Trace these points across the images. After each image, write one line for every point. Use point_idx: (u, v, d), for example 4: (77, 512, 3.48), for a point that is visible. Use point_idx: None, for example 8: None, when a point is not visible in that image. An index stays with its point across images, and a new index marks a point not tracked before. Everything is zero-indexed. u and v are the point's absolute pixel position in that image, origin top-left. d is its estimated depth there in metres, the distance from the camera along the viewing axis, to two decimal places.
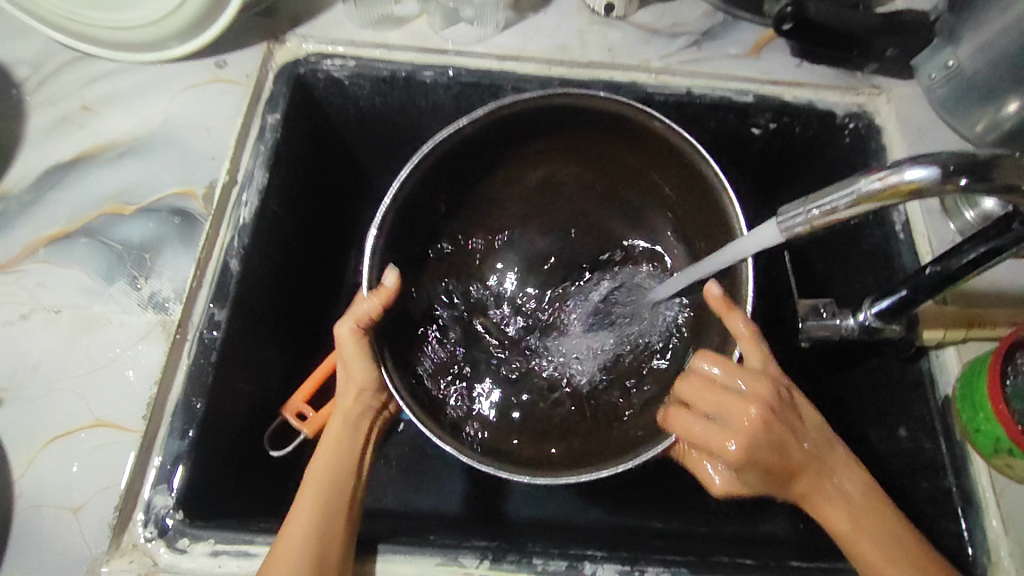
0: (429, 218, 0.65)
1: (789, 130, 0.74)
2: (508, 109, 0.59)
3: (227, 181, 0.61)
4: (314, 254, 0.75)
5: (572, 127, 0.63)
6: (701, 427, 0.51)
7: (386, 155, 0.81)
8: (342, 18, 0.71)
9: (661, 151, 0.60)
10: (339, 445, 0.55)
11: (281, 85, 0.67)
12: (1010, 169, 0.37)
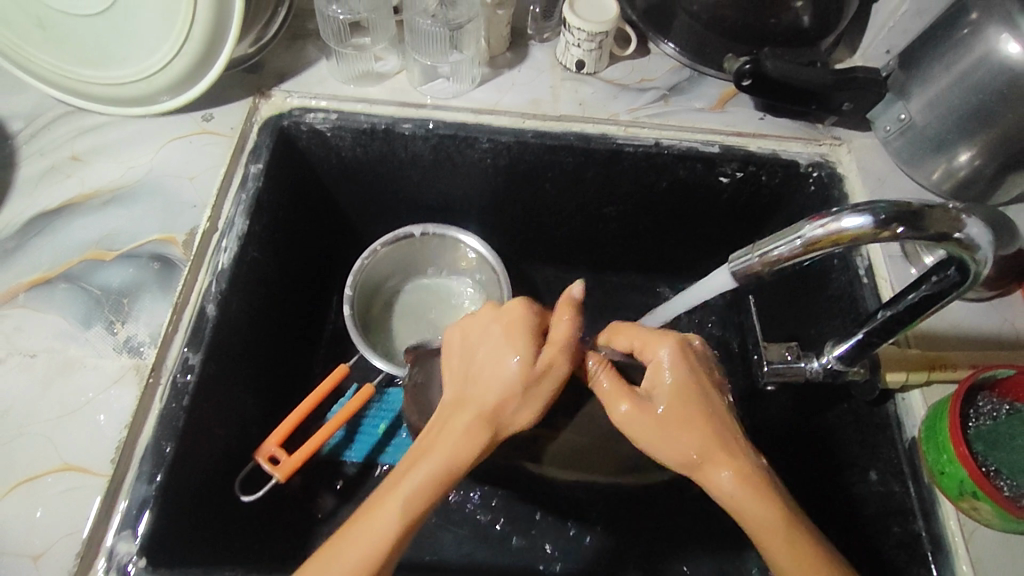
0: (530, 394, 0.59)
1: (756, 179, 0.77)
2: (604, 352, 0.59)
3: (208, 228, 0.63)
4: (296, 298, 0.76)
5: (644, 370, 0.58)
6: (642, 339, 0.54)
7: (368, 203, 0.84)
8: (326, 74, 0.75)
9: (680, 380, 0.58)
10: (439, 456, 0.48)
11: (265, 137, 0.71)
12: (939, 221, 0.40)
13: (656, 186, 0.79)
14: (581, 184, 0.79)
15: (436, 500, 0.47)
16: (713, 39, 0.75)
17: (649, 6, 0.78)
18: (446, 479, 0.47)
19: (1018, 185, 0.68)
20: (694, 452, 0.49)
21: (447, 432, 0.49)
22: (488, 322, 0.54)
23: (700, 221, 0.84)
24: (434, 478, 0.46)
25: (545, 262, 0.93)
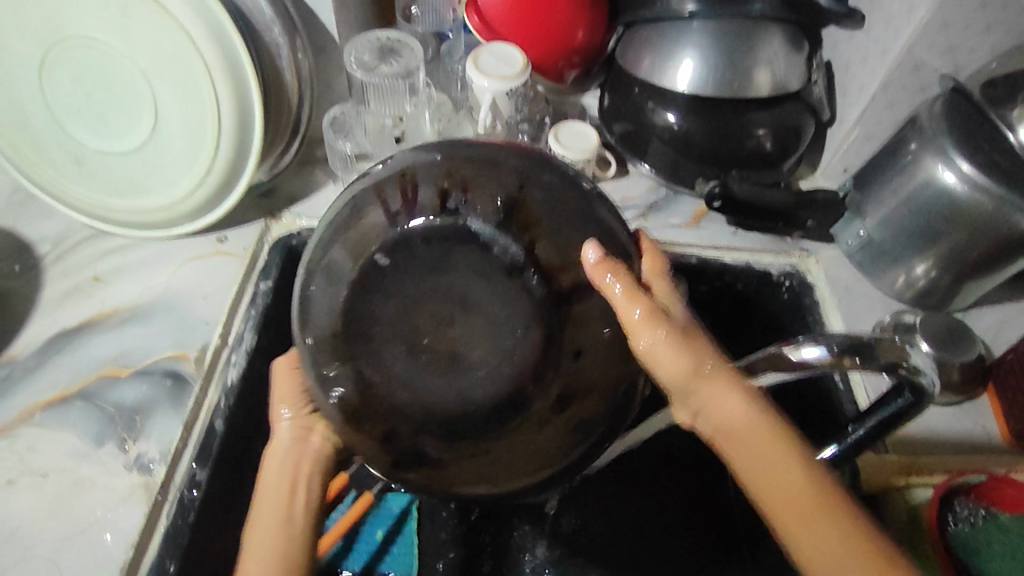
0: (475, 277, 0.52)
1: (731, 287, 0.84)
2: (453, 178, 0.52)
3: (219, 344, 0.67)
4: None
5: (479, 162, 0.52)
6: (641, 313, 0.49)
7: None
8: (333, 197, 0.81)
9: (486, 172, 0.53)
10: (265, 523, 0.57)
11: (275, 255, 0.77)
12: (888, 351, 0.46)
13: None
14: None
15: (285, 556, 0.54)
16: (685, 163, 0.83)
17: (625, 134, 0.86)
18: (277, 542, 0.55)
19: (972, 293, 0.74)
20: (702, 368, 0.50)
21: (257, 511, 0.57)
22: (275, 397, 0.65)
23: None
24: (270, 543, 0.55)
25: None
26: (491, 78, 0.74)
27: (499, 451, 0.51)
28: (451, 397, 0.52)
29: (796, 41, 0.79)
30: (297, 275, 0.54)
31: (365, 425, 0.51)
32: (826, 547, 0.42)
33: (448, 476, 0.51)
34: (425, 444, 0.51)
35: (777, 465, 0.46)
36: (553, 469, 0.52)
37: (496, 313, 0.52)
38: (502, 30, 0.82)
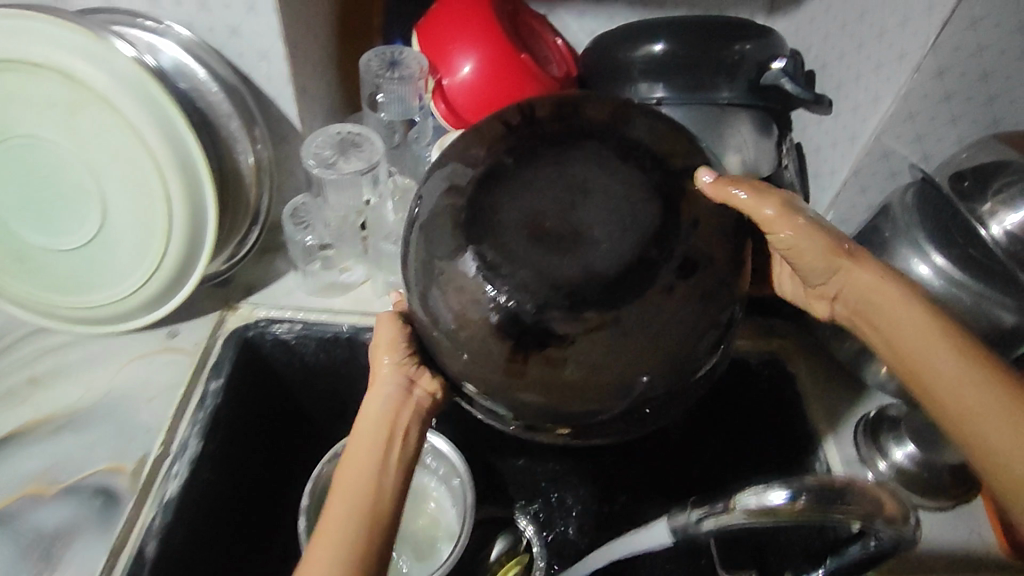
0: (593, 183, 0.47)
1: (711, 376, 0.79)
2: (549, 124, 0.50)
3: (159, 455, 0.63)
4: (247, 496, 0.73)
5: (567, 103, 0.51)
6: (770, 211, 0.53)
7: (333, 403, 0.83)
8: (292, 286, 0.78)
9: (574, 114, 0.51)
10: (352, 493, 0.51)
11: (228, 350, 0.73)
12: (860, 500, 0.44)
13: None
14: None
15: (367, 516, 0.50)
16: None
17: None
18: (360, 498, 0.50)
19: None
20: (895, 304, 0.55)
21: (353, 463, 0.52)
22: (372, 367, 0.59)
23: None
24: (362, 495, 0.51)
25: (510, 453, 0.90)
26: None
27: (617, 358, 0.44)
28: (574, 270, 0.45)
29: (766, 126, 0.79)
30: (426, 193, 0.51)
31: (491, 327, 0.45)
32: (987, 413, 0.51)
33: (570, 358, 0.44)
34: (526, 351, 0.45)
35: (923, 335, 0.53)
36: (658, 365, 0.45)
37: (620, 194, 0.47)
38: (462, 109, 0.79)
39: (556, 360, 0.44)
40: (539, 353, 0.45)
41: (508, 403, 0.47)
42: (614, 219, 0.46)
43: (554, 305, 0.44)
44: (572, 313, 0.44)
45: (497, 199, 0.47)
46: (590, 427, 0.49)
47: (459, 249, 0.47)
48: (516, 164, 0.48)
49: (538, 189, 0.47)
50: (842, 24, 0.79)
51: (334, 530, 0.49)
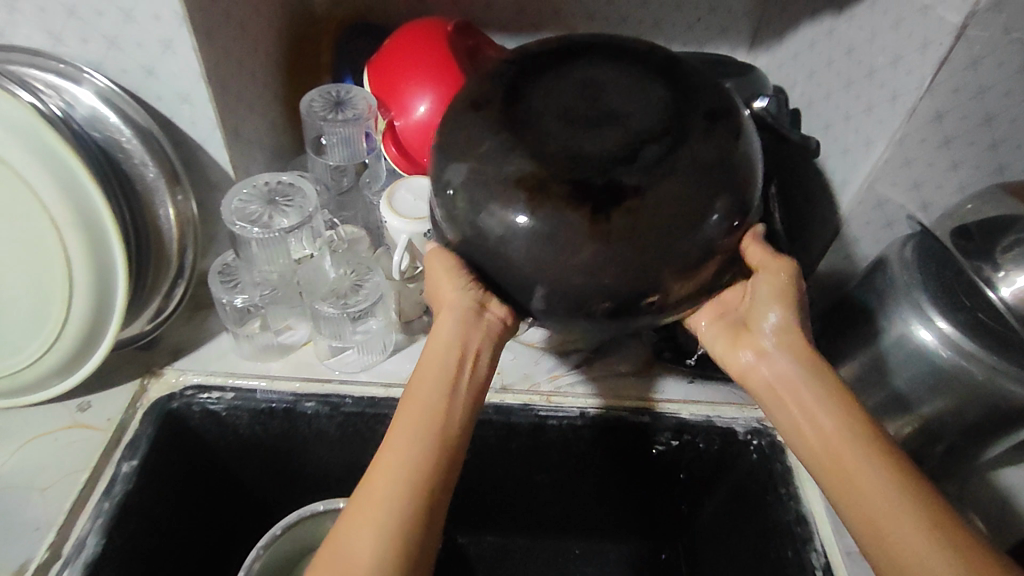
0: (612, 92, 0.49)
1: (694, 446, 0.71)
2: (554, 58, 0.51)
3: (47, 559, 0.55)
4: None
5: (563, 46, 0.53)
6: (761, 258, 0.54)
7: (272, 475, 0.75)
8: (226, 349, 0.70)
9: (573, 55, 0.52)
10: (413, 425, 0.49)
11: (147, 426, 0.64)
12: None
13: (589, 452, 0.72)
14: (505, 454, 0.73)
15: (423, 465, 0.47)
16: None
17: None
18: (417, 445, 0.48)
19: (970, 458, 0.63)
20: (808, 400, 0.51)
21: (411, 407, 0.50)
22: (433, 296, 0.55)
23: (640, 484, 0.75)
24: (421, 433, 0.48)
25: (473, 527, 0.81)
26: (403, 219, 0.65)
27: (656, 148, 0.46)
28: (617, 139, 0.46)
29: None
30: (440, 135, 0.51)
31: (537, 199, 0.45)
32: (899, 523, 0.45)
33: (642, 224, 0.44)
34: (569, 226, 0.44)
35: (839, 432, 0.49)
36: (707, 190, 0.46)
37: (645, 84, 0.50)
38: (414, 149, 0.72)
39: (591, 140, 0.46)
40: (564, 137, 0.46)
41: (549, 282, 0.47)
42: (628, 69, 0.51)
43: (614, 165, 0.45)
44: (607, 144, 0.46)
45: (530, 113, 0.48)
46: (628, 304, 0.48)
47: (502, 138, 0.47)
48: (531, 87, 0.50)
49: (569, 103, 0.48)
50: (827, 61, 0.73)
51: (387, 478, 0.46)
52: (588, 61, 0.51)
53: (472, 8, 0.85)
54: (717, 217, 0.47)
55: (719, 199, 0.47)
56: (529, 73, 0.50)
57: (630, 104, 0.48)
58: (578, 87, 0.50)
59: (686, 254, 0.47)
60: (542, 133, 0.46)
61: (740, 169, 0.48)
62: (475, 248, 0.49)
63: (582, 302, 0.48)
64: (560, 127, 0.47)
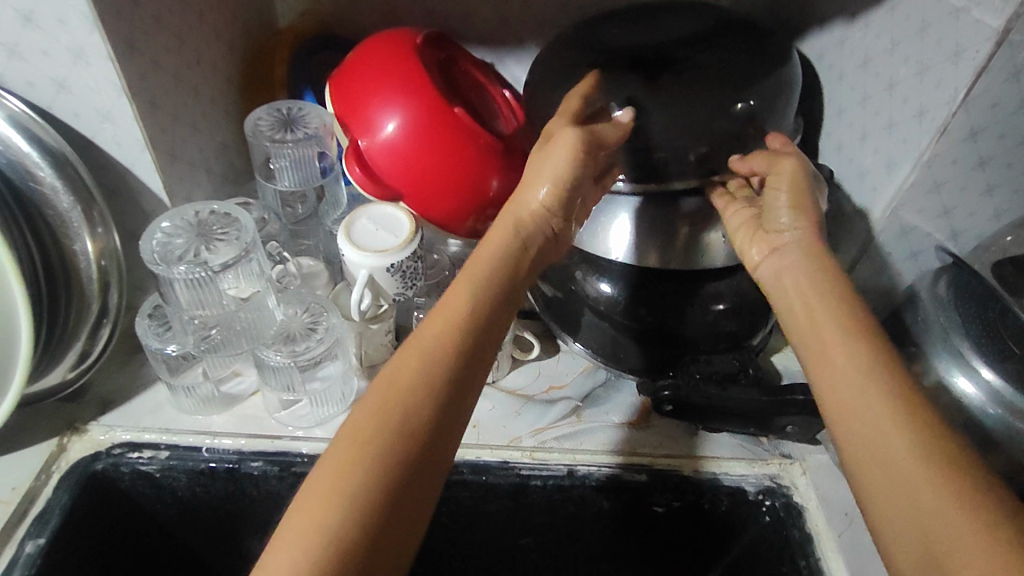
0: (669, 25, 0.63)
1: (698, 507, 0.62)
2: (623, 15, 0.66)
3: None
4: None
5: (632, 7, 0.67)
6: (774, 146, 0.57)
7: (220, 542, 0.65)
8: (162, 401, 0.61)
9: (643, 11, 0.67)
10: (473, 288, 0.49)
11: (62, 494, 0.55)
12: None
13: (580, 512, 0.63)
14: (484, 517, 0.64)
15: (477, 327, 0.48)
16: (627, 342, 0.65)
17: (552, 300, 0.68)
18: (475, 306, 0.49)
19: None
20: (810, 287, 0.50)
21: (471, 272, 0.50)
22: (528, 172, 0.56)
23: (638, 548, 0.66)
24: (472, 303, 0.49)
25: None
26: (365, 251, 0.58)
27: (704, 58, 0.59)
28: (675, 45, 0.60)
29: None
30: (530, 79, 0.65)
31: (606, 87, 0.58)
32: (873, 410, 0.41)
33: (698, 86, 0.57)
34: (619, 96, 0.57)
35: (830, 322, 0.46)
36: (749, 72, 0.58)
37: (700, 16, 0.64)
38: (382, 170, 0.65)
39: (660, 49, 0.60)
40: (638, 51, 0.60)
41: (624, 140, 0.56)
42: (709, 16, 0.64)
43: (665, 57, 0.59)
44: (668, 47, 0.60)
45: (606, 42, 0.63)
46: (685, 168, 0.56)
47: (575, 58, 0.62)
48: (605, 29, 0.65)
49: (640, 35, 0.62)
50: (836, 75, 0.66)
51: (441, 334, 0.47)
52: (655, 12, 0.65)
53: (448, 21, 0.79)
54: (739, 106, 0.56)
55: (753, 82, 0.58)
56: (604, 23, 0.66)
57: (685, 29, 0.62)
58: (644, 28, 0.63)
59: (721, 126, 0.56)
60: (616, 50, 0.61)
61: (772, 75, 0.59)
62: None
63: (635, 152, 0.56)
64: (634, 46, 0.61)
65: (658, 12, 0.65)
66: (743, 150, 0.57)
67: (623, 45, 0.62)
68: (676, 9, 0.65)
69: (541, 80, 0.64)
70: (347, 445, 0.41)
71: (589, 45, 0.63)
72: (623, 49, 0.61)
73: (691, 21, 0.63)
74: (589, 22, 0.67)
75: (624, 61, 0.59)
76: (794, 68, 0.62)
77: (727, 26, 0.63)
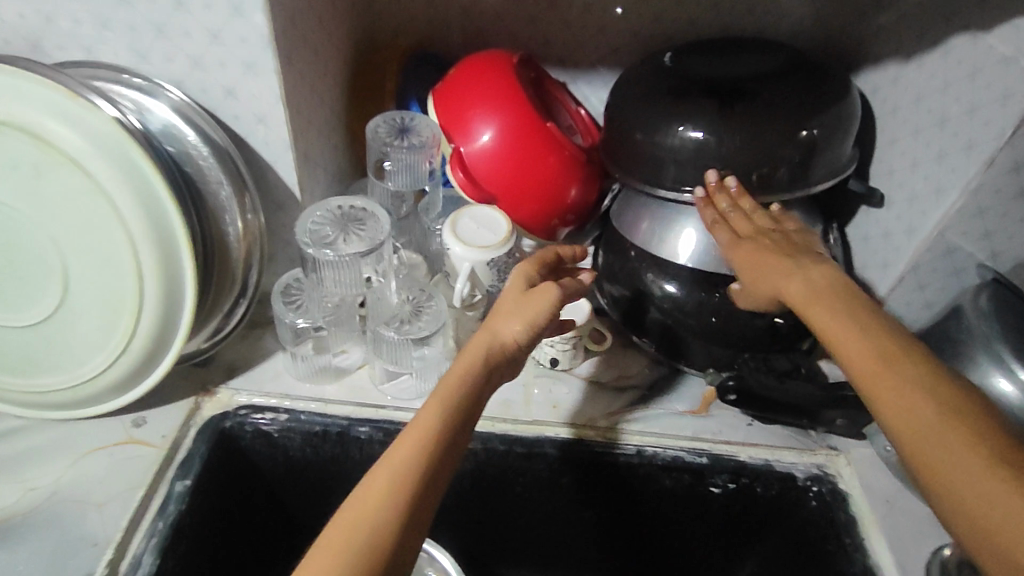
0: (742, 59, 0.72)
1: (751, 490, 0.69)
2: (701, 46, 0.76)
3: (107, 574, 0.53)
4: None
5: (709, 42, 0.77)
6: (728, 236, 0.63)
7: (316, 504, 0.73)
8: (280, 369, 0.70)
9: (719, 44, 0.76)
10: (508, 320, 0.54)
11: (200, 444, 0.63)
12: None
13: (643, 488, 0.71)
14: (556, 489, 0.72)
15: (451, 442, 0.48)
16: (694, 342, 0.71)
17: (620, 299, 0.75)
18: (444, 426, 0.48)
19: None
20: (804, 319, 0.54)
21: (447, 386, 0.50)
22: (501, 304, 0.56)
23: (693, 526, 0.73)
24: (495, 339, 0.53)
25: (517, 562, 0.79)
26: (470, 246, 0.66)
27: (773, 87, 0.67)
28: (750, 75, 0.69)
29: (809, 216, 0.73)
30: (613, 96, 0.74)
31: (688, 110, 0.66)
32: (947, 447, 0.43)
33: (768, 110, 0.65)
34: (700, 116, 0.65)
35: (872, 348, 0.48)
36: (812, 99, 0.66)
37: (768, 53, 0.73)
38: (479, 174, 0.74)
39: (736, 78, 0.69)
40: (715, 81, 0.68)
41: (702, 152, 0.65)
42: (776, 51, 0.73)
43: (741, 84, 0.67)
44: (743, 77, 0.68)
45: (686, 69, 0.72)
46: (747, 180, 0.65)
47: (658, 81, 0.70)
48: (684, 57, 0.74)
49: (717, 66, 0.71)
50: (890, 108, 0.74)
51: (454, 384, 0.50)
52: (730, 46, 0.75)
53: (530, 43, 0.87)
54: (804, 133, 0.64)
55: (818, 107, 0.66)
56: (684, 52, 0.75)
57: (756, 63, 0.71)
58: (721, 60, 0.72)
59: (782, 152, 0.64)
60: (695, 76, 0.70)
61: (833, 106, 0.67)
62: (646, 148, 0.68)
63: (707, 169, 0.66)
64: (710, 74, 0.70)
65: (732, 47, 0.74)
66: (804, 170, 0.66)
67: (702, 72, 0.70)
68: (748, 46, 0.75)
69: (621, 98, 0.72)
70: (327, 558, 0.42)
71: (671, 71, 0.71)
72: (701, 76, 0.69)
73: (761, 57, 0.72)
74: (671, 49, 0.76)
75: (703, 85, 0.68)
76: (853, 96, 0.70)
77: (793, 61, 0.71)
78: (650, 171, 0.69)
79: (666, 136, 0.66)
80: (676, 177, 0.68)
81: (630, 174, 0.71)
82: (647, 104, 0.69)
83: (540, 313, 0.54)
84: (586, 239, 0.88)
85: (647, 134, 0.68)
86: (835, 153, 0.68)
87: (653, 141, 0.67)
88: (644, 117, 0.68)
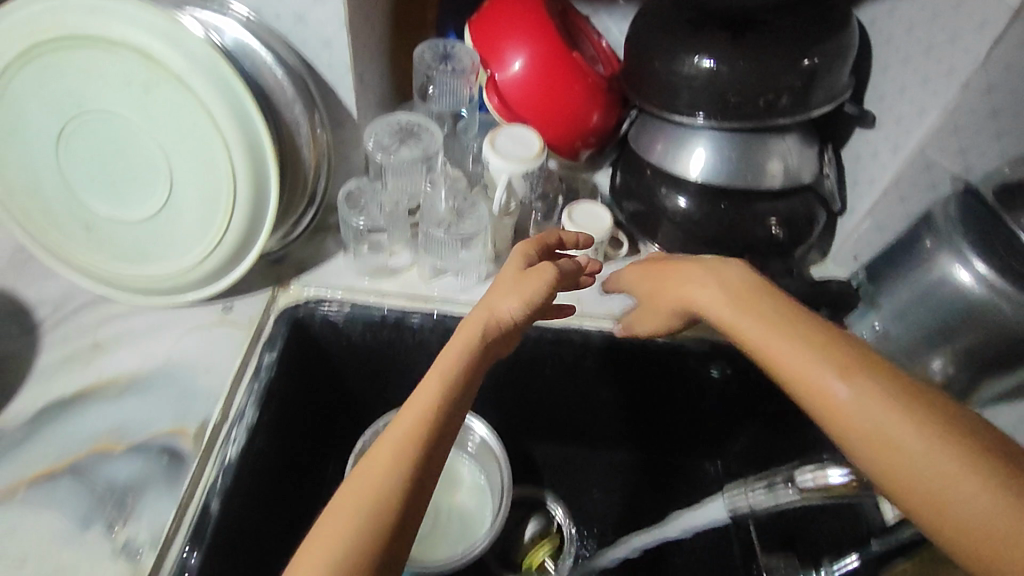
0: None
1: (746, 373, 0.81)
2: None
3: (220, 419, 0.66)
4: (290, 467, 0.76)
5: None
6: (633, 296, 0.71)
7: (373, 385, 0.85)
8: (342, 268, 0.81)
9: None
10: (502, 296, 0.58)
11: (280, 326, 0.75)
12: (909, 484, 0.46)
13: (652, 371, 0.83)
14: (578, 371, 0.84)
15: (447, 420, 0.53)
16: (699, 249, 0.83)
17: (637, 213, 0.86)
18: (441, 408, 0.52)
19: (991, 389, 0.72)
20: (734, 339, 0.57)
21: (442, 364, 0.55)
22: (500, 282, 0.60)
23: (696, 405, 0.86)
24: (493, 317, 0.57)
25: (543, 436, 0.93)
26: (506, 159, 0.76)
27: (781, 20, 0.75)
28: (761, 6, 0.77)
29: (806, 137, 0.81)
30: (635, 26, 0.82)
31: (703, 42, 0.74)
32: (888, 421, 0.47)
33: (774, 42, 0.73)
34: (714, 48, 0.74)
35: (816, 364, 0.50)
36: (813, 32, 0.74)
37: None
38: (512, 101, 0.82)
39: (748, 10, 0.76)
40: (728, 15, 0.76)
41: (713, 79, 0.74)
42: None
43: (751, 19, 0.75)
44: (754, 10, 0.76)
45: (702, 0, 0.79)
46: (751, 106, 0.74)
47: (677, 13, 0.78)
48: None
49: None
50: (885, 38, 0.81)
51: (451, 361, 0.55)
52: None
53: None
54: (806, 63, 0.73)
55: (820, 38, 0.73)
56: None
57: None
58: None
59: (784, 79, 0.73)
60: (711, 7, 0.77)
61: (833, 38, 0.74)
62: (665, 72, 0.77)
63: (718, 94, 0.74)
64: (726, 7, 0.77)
65: None
66: (804, 93, 0.75)
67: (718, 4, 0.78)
68: None
69: (643, 30, 0.80)
70: (327, 547, 0.46)
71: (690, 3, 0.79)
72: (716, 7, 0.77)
73: None
74: None
75: (719, 18, 0.76)
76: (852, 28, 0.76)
77: None
78: (666, 96, 0.78)
79: (684, 65, 0.75)
80: (689, 103, 0.76)
81: (649, 100, 0.80)
82: (667, 35, 0.77)
83: (539, 291, 0.58)
84: (604, 161, 0.97)
85: (668, 63, 0.76)
86: (832, 80, 0.76)
87: (671, 70, 0.76)
88: (665, 45, 0.76)
